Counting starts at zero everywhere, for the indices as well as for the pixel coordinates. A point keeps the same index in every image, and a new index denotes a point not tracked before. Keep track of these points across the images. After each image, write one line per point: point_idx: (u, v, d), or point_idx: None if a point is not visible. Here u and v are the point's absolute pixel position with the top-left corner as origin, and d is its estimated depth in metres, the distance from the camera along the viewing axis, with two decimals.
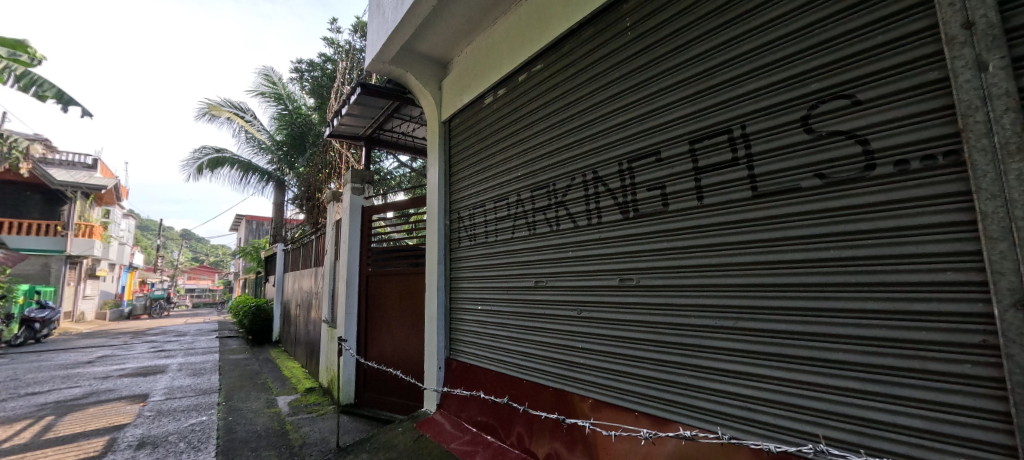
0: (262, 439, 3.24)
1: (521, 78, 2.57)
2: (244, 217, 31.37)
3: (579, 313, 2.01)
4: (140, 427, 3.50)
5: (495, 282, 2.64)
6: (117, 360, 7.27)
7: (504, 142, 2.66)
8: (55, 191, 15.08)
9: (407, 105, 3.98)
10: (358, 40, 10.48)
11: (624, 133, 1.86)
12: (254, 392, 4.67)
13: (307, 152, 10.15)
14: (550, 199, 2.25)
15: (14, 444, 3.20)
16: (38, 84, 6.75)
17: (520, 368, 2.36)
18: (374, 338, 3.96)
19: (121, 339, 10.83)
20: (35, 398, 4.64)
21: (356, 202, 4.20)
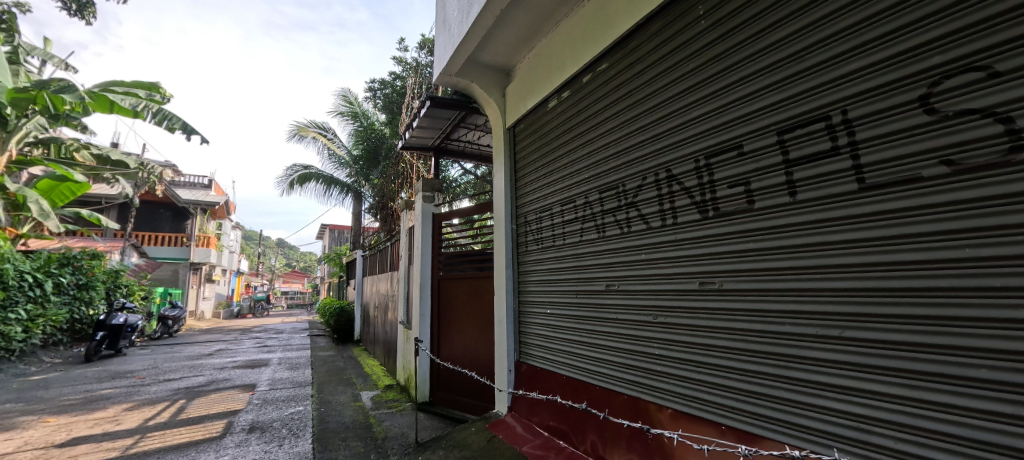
0: (349, 431, 3.51)
1: (585, 78, 2.55)
2: (328, 227, 34.70)
3: (654, 319, 1.93)
4: (250, 413, 3.98)
5: (563, 286, 2.63)
6: (229, 354, 8.34)
7: (570, 145, 2.65)
8: (180, 209, 17.79)
9: (472, 115, 4.12)
10: (424, 56, 11.10)
11: (702, 127, 1.75)
12: (341, 387, 5.08)
13: (380, 164, 10.94)
14: (620, 200, 2.19)
15: (158, 422, 3.80)
16: (169, 118, 8.00)
17: (591, 373, 2.32)
18: (446, 339, 4.13)
19: (232, 335, 12.42)
20: (171, 383, 5.48)
21: (427, 209, 4.42)
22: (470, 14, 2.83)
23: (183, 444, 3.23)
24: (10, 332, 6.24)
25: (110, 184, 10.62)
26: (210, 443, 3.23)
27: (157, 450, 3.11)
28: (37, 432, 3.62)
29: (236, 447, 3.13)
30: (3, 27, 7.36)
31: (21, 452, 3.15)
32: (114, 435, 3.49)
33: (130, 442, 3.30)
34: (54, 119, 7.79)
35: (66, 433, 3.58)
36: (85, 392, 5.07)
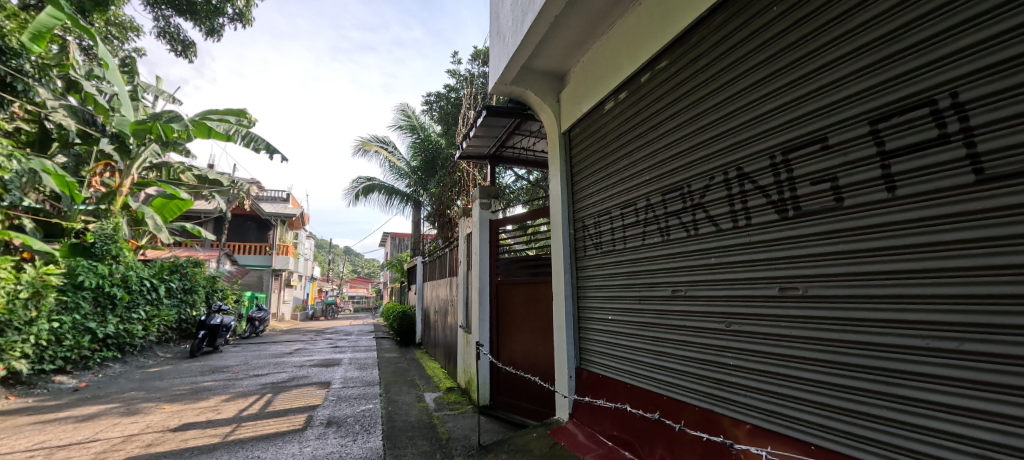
0: (415, 430, 3.67)
1: (644, 78, 2.48)
2: (390, 235, 36.76)
3: (727, 326, 1.81)
4: (327, 409, 4.30)
5: (626, 291, 2.55)
6: (306, 353, 9.06)
7: (629, 146, 2.59)
8: (264, 221, 19.72)
9: (526, 122, 4.17)
10: (477, 67, 11.45)
11: (778, 120, 1.63)
12: (405, 387, 5.31)
13: (437, 174, 11.41)
14: (685, 201, 2.10)
15: (250, 413, 4.22)
16: (255, 140, 8.93)
17: (658, 382, 2.23)
18: (505, 343, 4.18)
19: (308, 336, 13.50)
20: (259, 378, 6.06)
21: (484, 216, 4.52)
22: (524, 23, 2.87)
23: (272, 434, 3.56)
24: (134, 330, 7.25)
25: (207, 200, 12.03)
26: (294, 434, 3.53)
27: (251, 438, 3.45)
28: (156, 417, 4.17)
29: (316, 439, 3.39)
30: (127, 70, 8.66)
31: (144, 434, 3.64)
32: (216, 423, 3.93)
33: (229, 430, 3.69)
34: (165, 146, 8.97)
35: (178, 419, 4.09)
36: (192, 384, 5.77)
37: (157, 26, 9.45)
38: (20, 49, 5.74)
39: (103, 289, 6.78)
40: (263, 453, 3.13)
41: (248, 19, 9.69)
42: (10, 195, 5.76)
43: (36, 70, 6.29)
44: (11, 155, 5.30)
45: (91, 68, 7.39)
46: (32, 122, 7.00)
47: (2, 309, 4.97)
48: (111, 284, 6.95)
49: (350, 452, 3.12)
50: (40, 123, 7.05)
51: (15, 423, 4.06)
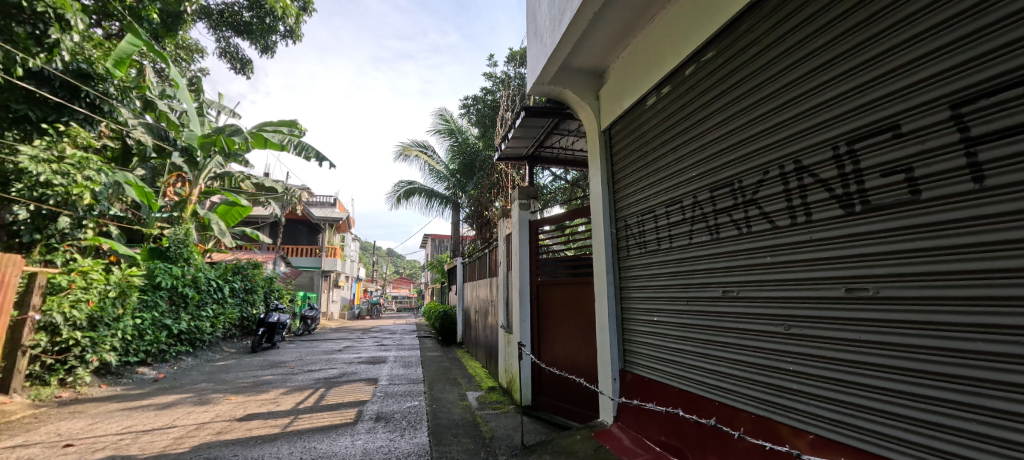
0: (459, 427, 3.74)
1: (688, 71, 2.39)
2: (430, 237, 37.80)
3: (786, 330, 1.70)
4: (376, 404, 4.47)
5: (672, 291, 2.48)
6: (355, 350, 9.49)
7: (674, 143, 2.51)
8: (314, 224, 20.88)
9: (565, 121, 4.14)
10: (513, 69, 11.53)
11: (842, 109, 1.51)
12: (448, 386, 5.43)
13: (476, 176, 11.60)
14: (736, 198, 2.00)
15: (306, 406, 4.48)
16: (306, 149, 9.48)
17: (709, 387, 2.15)
18: (546, 344, 4.17)
19: (355, 334, 14.15)
20: (313, 374, 6.42)
21: (524, 217, 4.54)
22: (562, 22, 2.86)
23: (326, 426, 3.76)
24: (203, 326, 8.00)
25: (264, 206, 12.93)
26: (347, 427, 3.71)
27: (307, 430, 3.67)
28: (224, 407, 4.52)
29: (367, 433, 3.55)
30: (195, 89, 9.46)
31: (214, 422, 3.96)
32: (276, 414, 4.20)
33: (287, 422, 3.93)
34: (227, 157, 9.70)
35: (243, 409, 4.42)
36: (254, 377, 6.21)
37: (219, 46, 10.25)
38: (106, 74, 6.31)
39: (176, 289, 7.44)
40: (319, 444, 3.32)
41: (298, 35, 10.31)
42: (100, 205, 6.09)
43: (119, 92, 6.75)
44: (102, 169, 5.95)
45: (164, 88, 8.11)
46: (116, 139, 7.72)
47: (95, 307, 5.56)
48: (183, 284, 7.62)
49: (398, 447, 3.23)
50: (123, 140, 7.79)
51: (108, 409, 4.55)
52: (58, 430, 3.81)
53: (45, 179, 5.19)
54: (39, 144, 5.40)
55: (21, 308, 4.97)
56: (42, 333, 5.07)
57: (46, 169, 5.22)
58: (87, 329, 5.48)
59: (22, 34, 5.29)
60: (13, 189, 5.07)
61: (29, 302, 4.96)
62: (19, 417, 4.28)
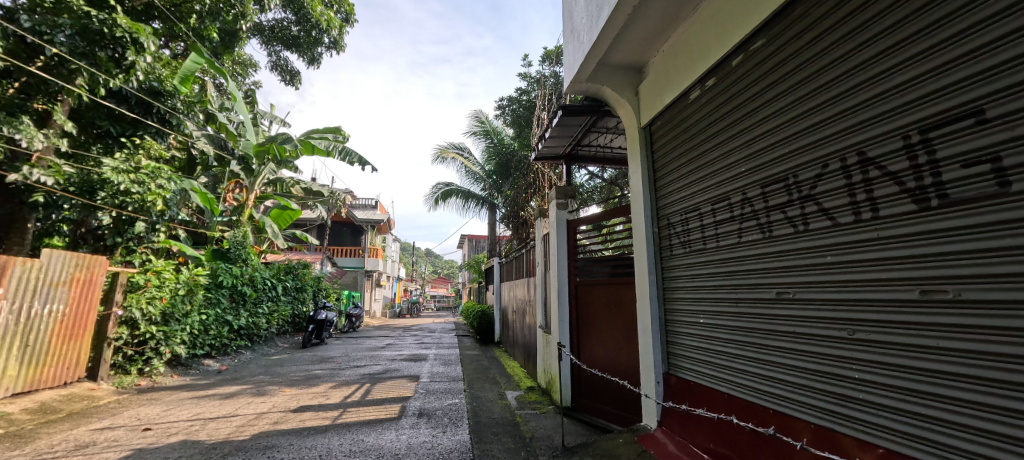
0: (499, 426, 3.78)
1: (735, 62, 2.28)
2: (467, 237, 38.50)
3: (850, 334, 1.58)
4: (418, 401, 4.60)
5: (720, 292, 2.37)
6: (397, 348, 9.82)
7: (720, 137, 2.40)
8: (357, 226, 21.80)
9: (603, 118, 4.07)
10: (548, 68, 11.48)
11: (914, 94, 1.37)
12: (487, 385, 5.50)
13: (512, 176, 11.65)
14: (791, 194, 1.88)
15: (353, 400, 4.69)
16: (349, 155, 9.93)
17: (763, 393, 2.03)
18: (586, 344, 4.12)
19: (396, 332, 14.63)
20: (358, 369, 6.70)
21: (561, 216, 4.51)
22: (600, 17, 2.82)
23: (372, 420, 3.92)
24: (260, 322, 8.63)
25: (312, 210, 13.66)
26: (391, 422, 3.85)
27: (355, 423, 3.83)
28: (279, 398, 4.82)
29: (410, 428, 3.67)
30: (250, 101, 10.15)
31: (271, 413, 4.22)
32: (326, 407, 4.42)
33: (337, 414, 4.13)
34: (278, 164, 10.33)
35: (296, 401, 4.69)
36: (305, 371, 6.57)
37: (271, 60, 10.94)
38: (174, 90, 6.88)
39: (236, 288, 8.02)
40: (366, 437, 3.46)
41: (341, 46, 10.80)
42: (171, 211, 6.62)
43: (185, 107, 7.35)
44: (172, 178, 6.48)
45: (223, 102, 8.75)
46: (183, 150, 8.40)
47: (167, 303, 6.09)
48: (241, 283, 8.19)
49: (441, 443, 3.32)
50: (188, 151, 8.45)
51: (179, 397, 4.98)
52: (138, 415, 4.21)
53: (124, 188, 5.72)
54: (119, 157, 5.99)
55: (106, 303, 5.56)
56: (124, 326, 5.64)
57: (126, 179, 5.76)
58: (160, 323, 6.01)
59: (104, 58, 5.78)
60: (99, 196, 5.64)
61: (112, 298, 5.53)
62: (106, 402, 4.78)
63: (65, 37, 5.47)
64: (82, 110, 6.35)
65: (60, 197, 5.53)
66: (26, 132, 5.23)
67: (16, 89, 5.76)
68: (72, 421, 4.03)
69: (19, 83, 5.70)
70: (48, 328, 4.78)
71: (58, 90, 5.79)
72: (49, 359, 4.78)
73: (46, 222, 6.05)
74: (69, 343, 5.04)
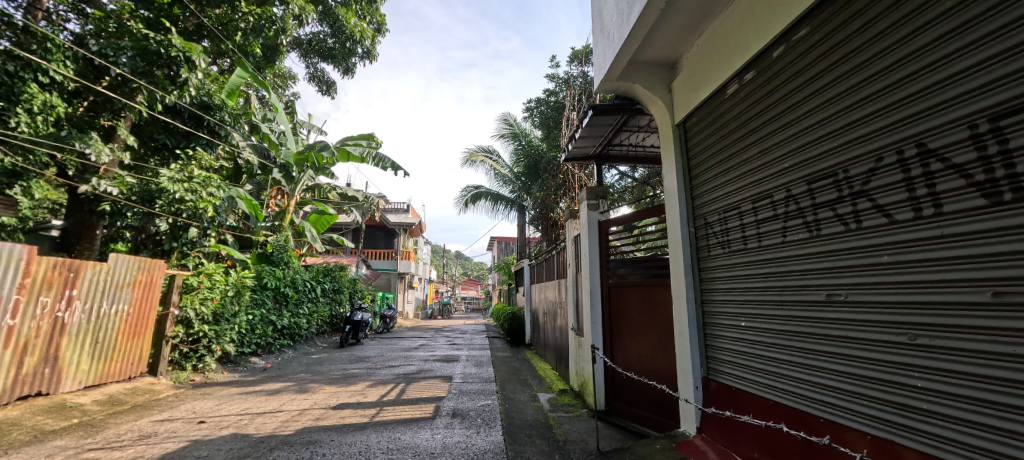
0: (532, 428, 3.77)
1: (777, 53, 2.18)
2: (496, 239, 38.74)
3: (910, 340, 1.46)
4: (452, 401, 4.67)
5: (762, 294, 2.27)
6: (429, 349, 10.01)
7: (761, 133, 2.30)
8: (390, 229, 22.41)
9: (634, 117, 4.01)
10: (577, 68, 11.41)
11: (982, 80, 1.26)
12: (519, 386, 5.50)
13: (541, 177, 11.63)
14: (842, 190, 1.77)
15: (389, 399, 4.81)
16: (382, 161, 10.24)
17: (811, 401, 1.92)
18: (619, 347, 4.05)
19: (428, 333, 14.91)
20: (394, 369, 6.88)
21: (592, 217, 4.46)
22: (631, 14, 2.78)
23: (408, 419, 4.00)
24: (300, 323, 9.03)
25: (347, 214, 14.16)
26: (426, 421, 3.92)
27: (392, 421, 3.93)
28: (320, 395, 5.02)
29: (445, 428, 3.72)
30: (290, 111, 10.67)
31: (313, 409, 4.41)
32: (364, 405, 4.56)
33: (374, 412, 4.25)
34: (317, 171, 10.79)
35: (336, 398, 4.87)
36: (344, 370, 6.81)
37: (309, 72, 11.46)
38: (222, 104, 7.34)
39: (279, 289, 8.43)
40: (403, 435, 3.55)
41: (374, 55, 11.18)
42: (221, 217, 7.05)
43: (232, 119, 7.82)
44: (221, 186, 6.90)
45: (266, 113, 9.25)
46: (230, 160, 8.93)
47: (218, 304, 6.48)
48: (284, 285, 8.60)
49: (475, 443, 3.35)
50: (234, 160, 8.98)
51: (229, 392, 5.28)
52: (193, 408, 4.50)
53: (179, 196, 6.16)
54: (175, 168, 6.44)
55: (164, 304, 5.98)
56: (180, 325, 6.04)
57: (180, 188, 6.20)
58: (212, 323, 6.41)
59: (161, 76, 6.25)
60: (157, 205, 6.07)
61: (170, 299, 5.93)
62: (165, 396, 5.14)
63: (128, 58, 5.94)
64: (141, 125, 6.88)
65: (124, 205, 6.04)
66: (94, 147, 5.75)
67: (85, 107, 6.32)
68: (136, 412, 4.36)
69: (88, 102, 6.25)
70: (114, 327, 5.19)
71: (121, 107, 6.32)
72: (116, 354, 5.20)
73: (111, 228, 6.57)
74: (132, 340, 5.44)
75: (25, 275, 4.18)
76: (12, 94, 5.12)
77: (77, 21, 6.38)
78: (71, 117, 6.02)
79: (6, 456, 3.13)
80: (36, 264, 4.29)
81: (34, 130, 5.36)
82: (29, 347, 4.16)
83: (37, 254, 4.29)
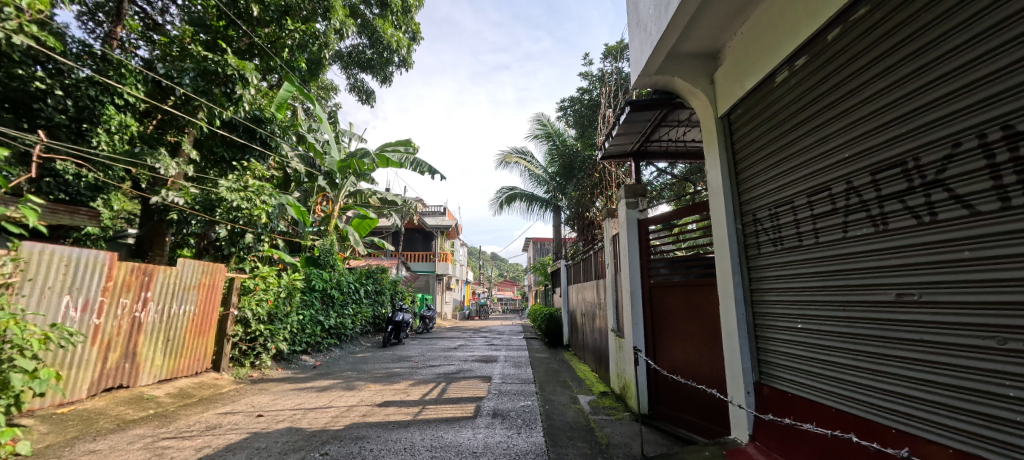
0: (574, 431, 3.72)
1: (833, 35, 2.03)
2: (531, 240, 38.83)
3: (999, 344, 1.30)
4: (492, 401, 4.71)
5: (821, 295, 2.11)
6: (468, 349, 10.15)
7: (816, 121, 2.16)
8: (428, 232, 22.97)
9: (674, 111, 3.87)
10: (610, 64, 11.21)
11: None
12: (559, 388, 5.45)
13: (576, 177, 11.51)
14: (912, 180, 1.62)
15: (431, 398, 4.93)
16: (420, 165, 10.52)
17: (881, 410, 1.76)
18: (663, 349, 3.92)
19: (466, 333, 15.13)
20: (434, 369, 7.03)
21: (631, 216, 4.35)
22: (669, 6, 2.70)
23: (450, 418, 4.08)
24: (345, 323, 9.43)
25: (387, 218, 14.66)
26: (468, 421, 3.98)
27: (434, 420, 4.02)
28: (366, 393, 5.21)
29: (486, 428, 3.76)
30: (333, 121, 11.19)
31: (359, 406, 4.58)
32: (407, 403, 4.69)
33: (417, 411, 4.36)
34: (358, 178, 11.27)
35: (381, 396, 5.04)
36: (387, 369, 7.06)
37: (350, 83, 11.98)
38: (272, 117, 7.84)
39: (326, 291, 8.86)
40: (445, 433, 3.62)
41: (410, 63, 11.52)
42: (273, 223, 7.51)
43: (282, 131, 8.33)
44: (273, 195, 7.36)
45: (311, 124, 9.76)
46: (280, 170, 9.50)
47: (272, 305, 6.90)
48: (330, 287, 9.03)
49: (516, 444, 3.35)
50: (284, 170, 9.56)
51: (283, 388, 5.60)
52: (252, 402, 4.81)
53: (236, 204, 6.60)
54: (234, 179, 6.94)
55: (225, 305, 6.45)
56: (239, 325, 6.52)
57: (238, 197, 6.68)
58: (267, 323, 6.85)
59: (218, 94, 6.75)
60: (217, 213, 6.55)
61: (230, 301, 6.38)
62: (227, 390, 5.53)
63: (190, 79, 6.46)
64: (203, 139, 7.47)
65: (189, 214, 6.58)
66: (163, 161, 6.30)
67: (155, 126, 6.95)
68: (203, 405, 4.72)
69: (157, 121, 6.87)
70: (183, 325, 5.65)
71: (185, 124, 6.91)
72: (184, 351, 5.66)
73: (179, 236, 7.16)
74: (198, 338, 5.90)
75: (108, 278, 4.60)
76: (94, 116, 5.70)
77: (146, 47, 7.03)
78: (143, 135, 6.65)
79: (95, 441, 3.49)
80: (116, 269, 4.72)
81: (113, 148, 5.95)
82: (113, 344, 4.60)
83: (116, 260, 4.71)
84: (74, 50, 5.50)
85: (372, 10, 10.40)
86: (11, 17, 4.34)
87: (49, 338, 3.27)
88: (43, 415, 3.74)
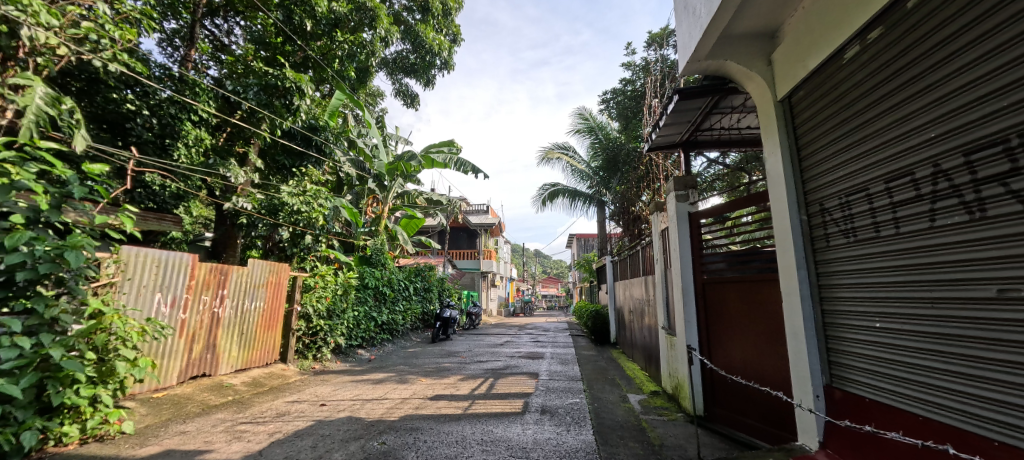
0: (624, 430, 3.65)
1: (913, 3, 1.81)
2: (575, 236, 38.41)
3: None
4: (540, 398, 4.73)
5: (903, 290, 1.91)
6: (514, 345, 10.24)
7: (895, 98, 1.94)
8: (472, 230, 23.38)
9: (726, 97, 3.66)
10: (655, 51, 10.78)
11: None
12: (608, 386, 5.36)
13: (621, 170, 11.23)
14: (1015, 161, 1.42)
15: (480, 393, 5.03)
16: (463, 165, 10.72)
17: (980, 420, 1.57)
18: (719, 348, 3.73)
19: (512, 330, 15.26)
20: (482, 364, 7.17)
21: (681, 209, 4.17)
22: None
23: (499, 413, 4.15)
24: (396, 319, 9.85)
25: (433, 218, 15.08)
26: (517, 416, 4.03)
27: (483, 414, 4.11)
28: (418, 386, 5.42)
29: (535, 424, 3.78)
30: (381, 125, 11.68)
31: (412, 399, 4.78)
32: (457, 397, 4.83)
33: (466, 405, 4.47)
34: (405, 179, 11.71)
35: (432, 390, 5.22)
36: (437, 363, 7.29)
37: (395, 87, 12.43)
38: (326, 125, 8.34)
39: (378, 288, 9.30)
40: (495, 428, 3.69)
41: (451, 65, 11.75)
42: (329, 225, 7.99)
43: (335, 138, 8.83)
44: (328, 198, 7.84)
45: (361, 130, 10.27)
46: (334, 174, 10.07)
47: (330, 301, 7.36)
48: (382, 285, 9.47)
49: (565, 441, 3.34)
50: (337, 174, 10.13)
51: (342, 380, 5.96)
52: (315, 392, 5.17)
53: (297, 208, 7.10)
54: (295, 185, 7.47)
55: (290, 301, 6.97)
56: (302, 320, 7.03)
57: (298, 201, 7.17)
58: (326, 318, 7.32)
59: (278, 105, 7.29)
60: (281, 216, 7.08)
61: (294, 297, 6.89)
62: (293, 381, 5.98)
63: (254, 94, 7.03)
64: (266, 148, 8.08)
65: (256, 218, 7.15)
66: (233, 170, 6.91)
67: (226, 138, 7.62)
68: (273, 394, 5.14)
69: (227, 134, 7.53)
70: (254, 320, 6.18)
71: (251, 135, 7.53)
72: (256, 344, 6.18)
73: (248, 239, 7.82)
74: (268, 332, 6.43)
75: (191, 277, 5.12)
76: (175, 132, 6.34)
77: (215, 67, 7.73)
78: (216, 147, 7.33)
79: (185, 424, 3.91)
80: (197, 269, 5.24)
81: (191, 161, 6.61)
82: (196, 336, 5.12)
83: (197, 261, 5.22)
84: (157, 73, 6.15)
85: (415, 16, 10.72)
86: (107, 47, 4.85)
87: (146, 331, 3.66)
88: (142, 399, 4.23)
